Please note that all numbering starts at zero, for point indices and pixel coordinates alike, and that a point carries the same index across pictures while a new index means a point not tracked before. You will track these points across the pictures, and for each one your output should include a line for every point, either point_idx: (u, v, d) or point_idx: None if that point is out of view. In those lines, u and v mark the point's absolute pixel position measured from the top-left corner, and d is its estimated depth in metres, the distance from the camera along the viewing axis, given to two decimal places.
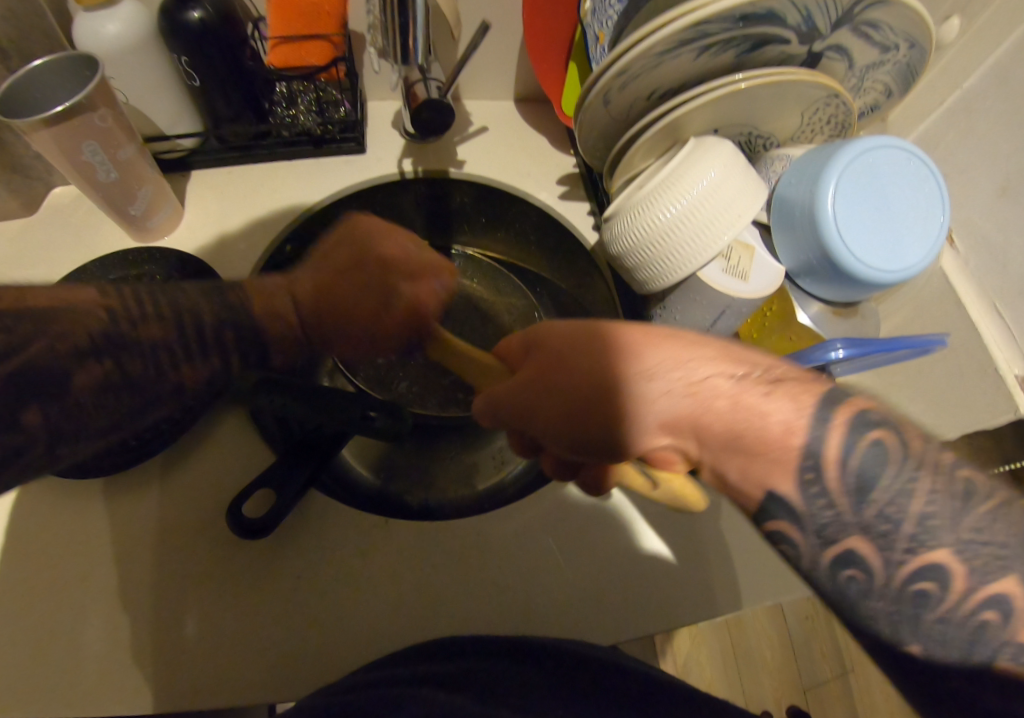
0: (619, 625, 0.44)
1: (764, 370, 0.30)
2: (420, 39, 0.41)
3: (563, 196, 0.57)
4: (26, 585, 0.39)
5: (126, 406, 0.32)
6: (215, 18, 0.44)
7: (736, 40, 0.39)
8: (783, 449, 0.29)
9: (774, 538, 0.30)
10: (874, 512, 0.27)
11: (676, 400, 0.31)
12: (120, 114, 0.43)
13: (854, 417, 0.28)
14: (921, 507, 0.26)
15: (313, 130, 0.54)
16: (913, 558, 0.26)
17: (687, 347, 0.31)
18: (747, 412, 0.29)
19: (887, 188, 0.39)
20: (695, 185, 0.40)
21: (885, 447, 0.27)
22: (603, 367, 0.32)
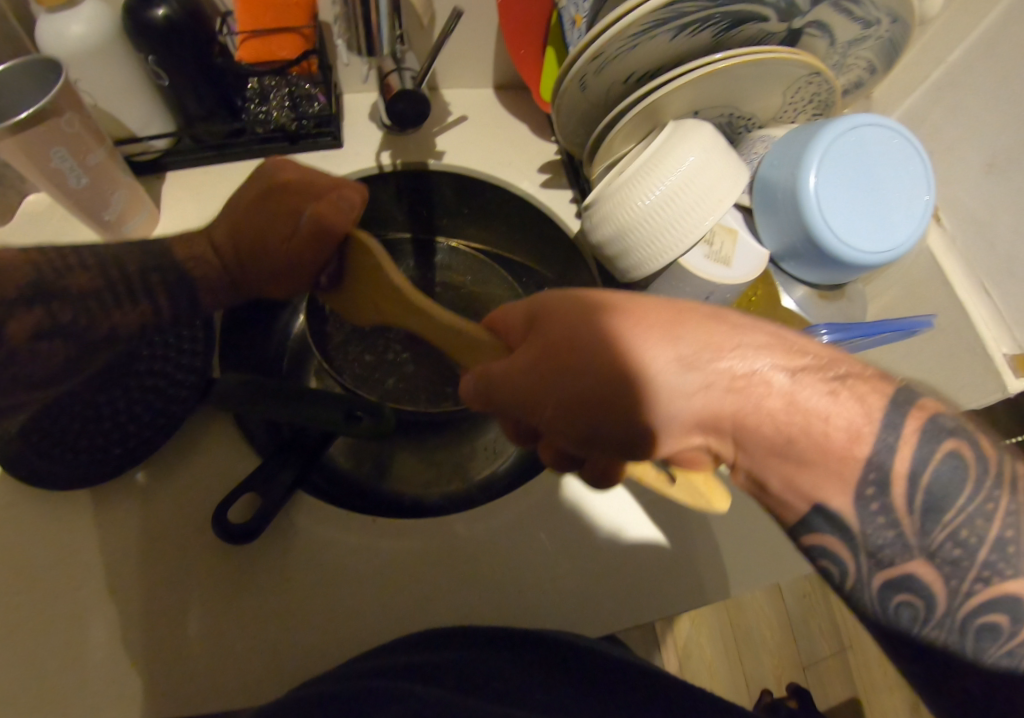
0: (609, 613, 0.44)
1: (818, 364, 0.29)
2: (384, 22, 0.40)
3: (546, 184, 0.56)
4: (17, 596, 0.39)
5: (65, 354, 0.35)
6: (180, 14, 0.43)
7: (713, 19, 0.38)
8: (843, 461, 0.28)
9: (816, 554, 0.31)
10: (946, 536, 0.27)
11: (720, 395, 0.30)
12: (87, 117, 0.42)
13: (928, 426, 0.27)
14: (999, 532, 0.26)
15: (288, 126, 0.53)
16: (986, 588, 0.26)
17: (730, 342, 0.30)
18: (804, 412, 0.29)
19: (877, 166, 0.38)
20: (674, 170, 0.39)
21: (961, 461, 0.27)
22: (645, 341, 0.32)
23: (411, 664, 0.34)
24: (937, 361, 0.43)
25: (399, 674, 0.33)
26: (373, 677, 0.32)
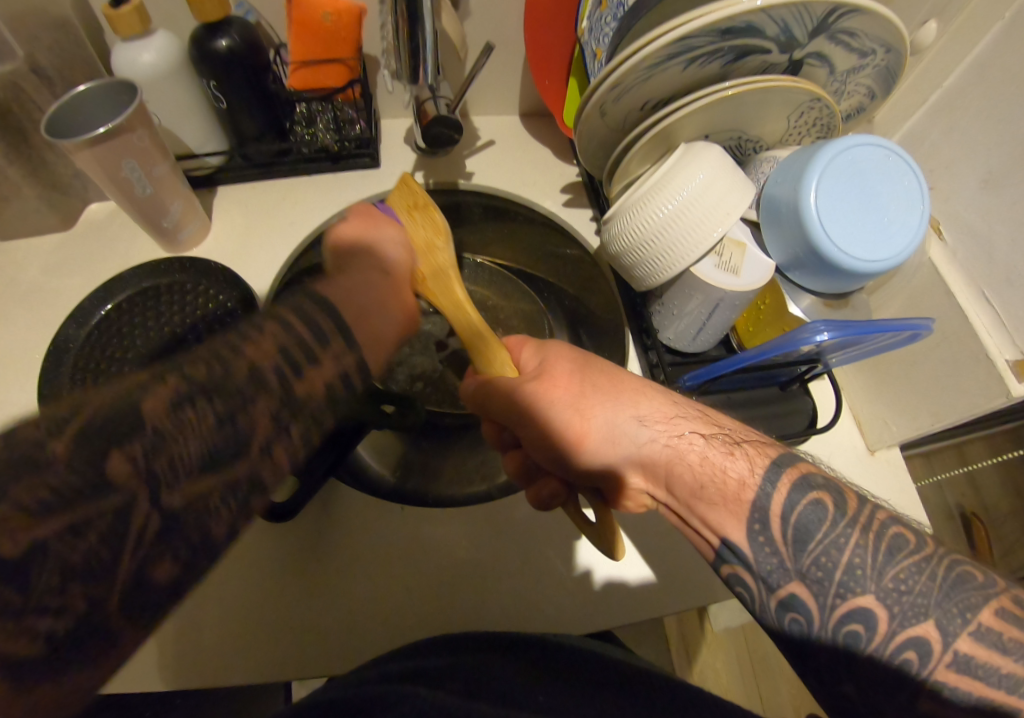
0: (620, 612, 0.45)
1: (729, 434, 0.36)
2: (429, 63, 0.45)
3: (568, 203, 0.59)
4: None
5: (213, 419, 0.30)
6: (241, 45, 0.48)
7: (720, 51, 0.42)
8: (737, 501, 0.34)
9: (732, 581, 0.35)
10: (808, 561, 0.32)
11: (660, 446, 0.37)
12: (155, 133, 0.47)
13: (798, 479, 0.34)
14: (849, 558, 0.31)
15: (331, 147, 0.58)
16: (844, 603, 0.31)
17: (668, 412, 0.38)
18: (712, 466, 0.35)
19: (865, 188, 0.41)
20: (686, 185, 0.42)
21: (822, 507, 0.32)
22: (609, 402, 0.38)
23: (417, 672, 0.35)
24: (941, 367, 0.45)
25: (408, 681, 0.34)
26: (380, 683, 0.34)
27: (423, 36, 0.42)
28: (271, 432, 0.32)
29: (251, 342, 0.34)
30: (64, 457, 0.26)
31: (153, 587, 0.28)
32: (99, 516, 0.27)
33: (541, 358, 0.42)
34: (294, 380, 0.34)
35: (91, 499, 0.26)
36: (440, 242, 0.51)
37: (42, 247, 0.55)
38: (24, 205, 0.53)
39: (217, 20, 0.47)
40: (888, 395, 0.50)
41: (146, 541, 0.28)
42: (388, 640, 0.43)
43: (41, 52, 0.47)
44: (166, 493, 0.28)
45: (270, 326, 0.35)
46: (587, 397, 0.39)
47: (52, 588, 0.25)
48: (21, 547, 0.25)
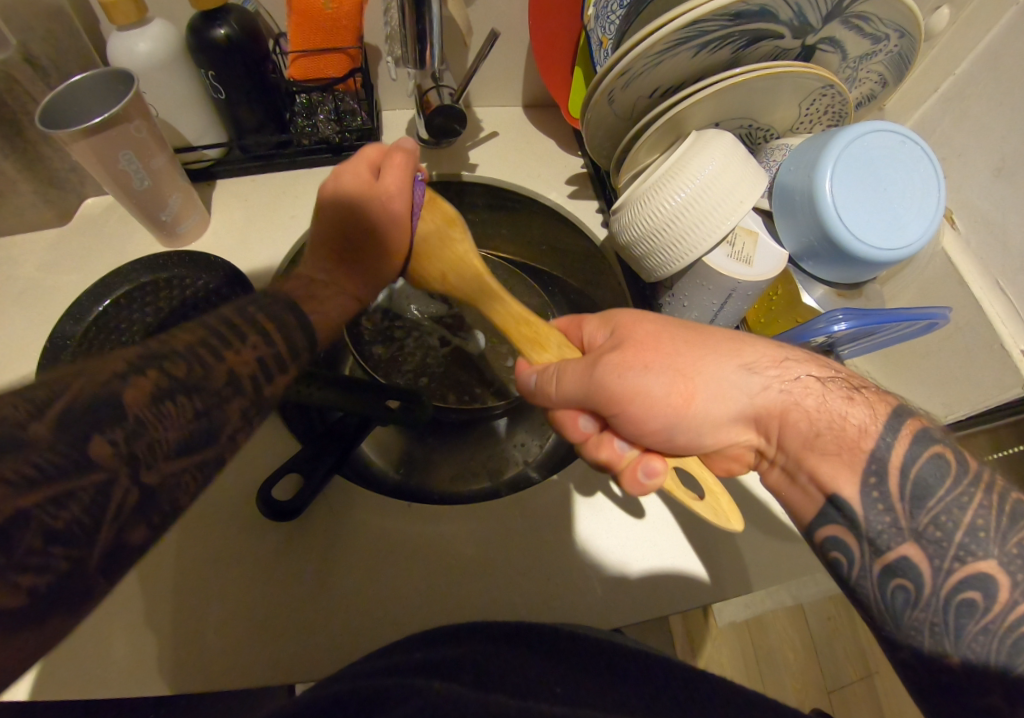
0: (628, 608, 0.44)
1: (845, 379, 0.35)
2: (437, 47, 0.44)
3: (573, 195, 0.58)
4: None
5: (189, 410, 0.32)
6: (239, 33, 0.47)
7: (731, 37, 0.41)
8: (854, 451, 0.33)
9: (828, 545, 0.34)
10: (927, 521, 0.31)
11: (774, 392, 0.35)
12: (153, 125, 0.46)
13: (918, 432, 0.33)
14: (972, 519, 0.30)
15: (332, 139, 0.56)
16: (962, 567, 0.30)
17: (779, 364, 0.36)
18: (830, 410, 0.34)
19: (883, 168, 0.40)
20: (699, 172, 0.41)
21: (944, 462, 0.32)
22: (712, 357, 0.37)
23: (428, 660, 0.34)
24: (954, 357, 0.45)
25: (419, 669, 0.33)
26: (390, 673, 0.33)
27: (428, 22, 0.41)
28: (240, 425, 0.35)
29: (230, 347, 0.35)
30: (47, 441, 0.25)
31: (131, 549, 0.28)
32: (85, 489, 0.26)
33: (613, 326, 0.40)
34: (265, 379, 0.37)
35: (73, 477, 0.26)
36: (455, 231, 0.47)
37: (38, 242, 0.54)
38: (20, 201, 0.51)
39: (213, 8, 0.45)
40: (900, 386, 0.50)
41: (126, 511, 0.28)
42: (392, 633, 0.42)
43: (34, 42, 0.46)
44: (146, 471, 0.29)
45: (254, 337, 0.37)
46: (683, 355, 0.37)
47: (36, 549, 0.24)
48: (5, 516, 0.23)
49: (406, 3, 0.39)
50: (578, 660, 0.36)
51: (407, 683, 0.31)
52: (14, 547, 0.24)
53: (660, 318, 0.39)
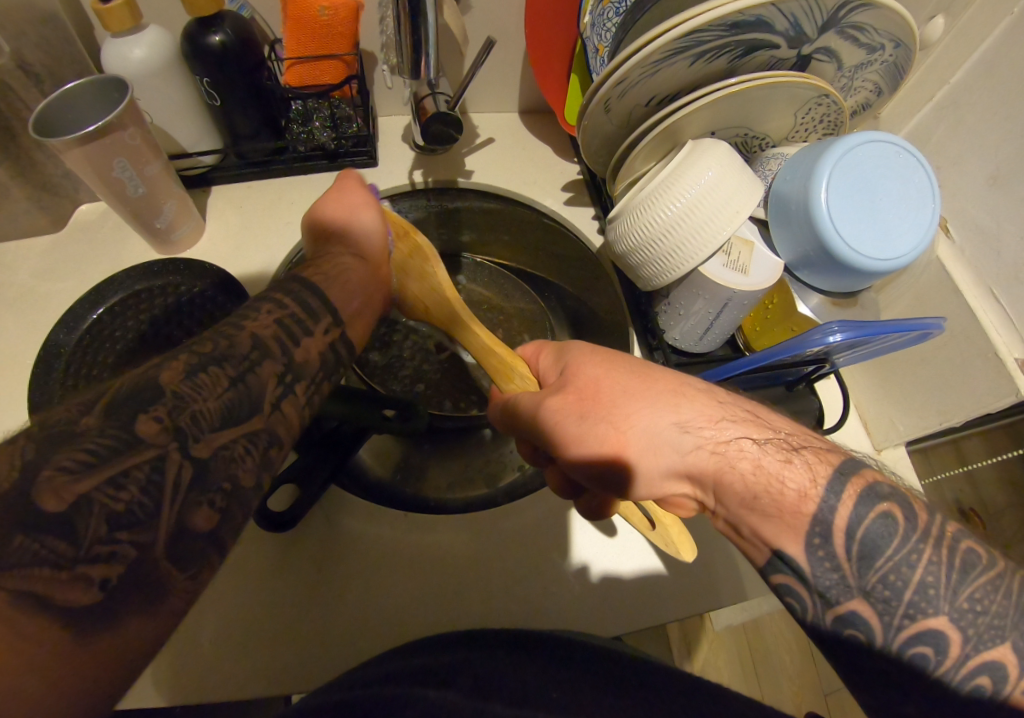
0: (621, 617, 0.44)
1: (788, 439, 0.34)
2: (433, 54, 0.43)
3: (569, 202, 0.58)
4: None
5: (224, 378, 0.32)
6: (235, 40, 0.47)
7: (728, 46, 0.41)
8: (795, 515, 0.32)
9: (782, 590, 0.33)
10: (875, 579, 0.30)
11: (705, 453, 0.34)
12: (147, 132, 0.45)
13: (863, 490, 0.32)
14: (922, 576, 0.30)
15: (328, 145, 0.56)
16: (911, 624, 0.29)
17: (719, 419, 0.35)
18: (769, 475, 0.33)
19: (878, 179, 0.40)
20: (694, 182, 0.41)
21: (891, 521, 0.31)
22: (645, 407, 0.36)
23: (425, 669, 0.34)
24: (949, 365, 0.45)
25: (417, 678, 0.33)
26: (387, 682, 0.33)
27: (424, 30, 0.41)
28: (279, 390, 0.35)
29: (251, 318, 0.36)
30: (97, 428, 0.27)
31: (195, 534, 0.28)
32: (138, 469, 0.27)
33: (562, 366, 0.41)
34: (292, 344, 0.37)
35: (128, 456, 0.27)
36: (429, 266, 0.49)
37: (32, 249, 0.53)
38: (13, 206, 0.51)
39: (210, 15, 0.45)
40: (896, 393, 0.50)
41: (183, 490, 0.28)
42: (386, 641, 0.42)
43: (28, 48, 0.45)
44: (194, 443, 0.29)
45: (268, 305, 0.38)
46: (618, 405, 0.36)
47: (102, 539, 0.25)
48: (66, 502, 0.24)
49: (404, 10, 0.39)
50: (574, 663, 0.36)
51: (404, 693, 0.31)
52: (80, 540, 0.24)
53: (607, 357, 0.39)
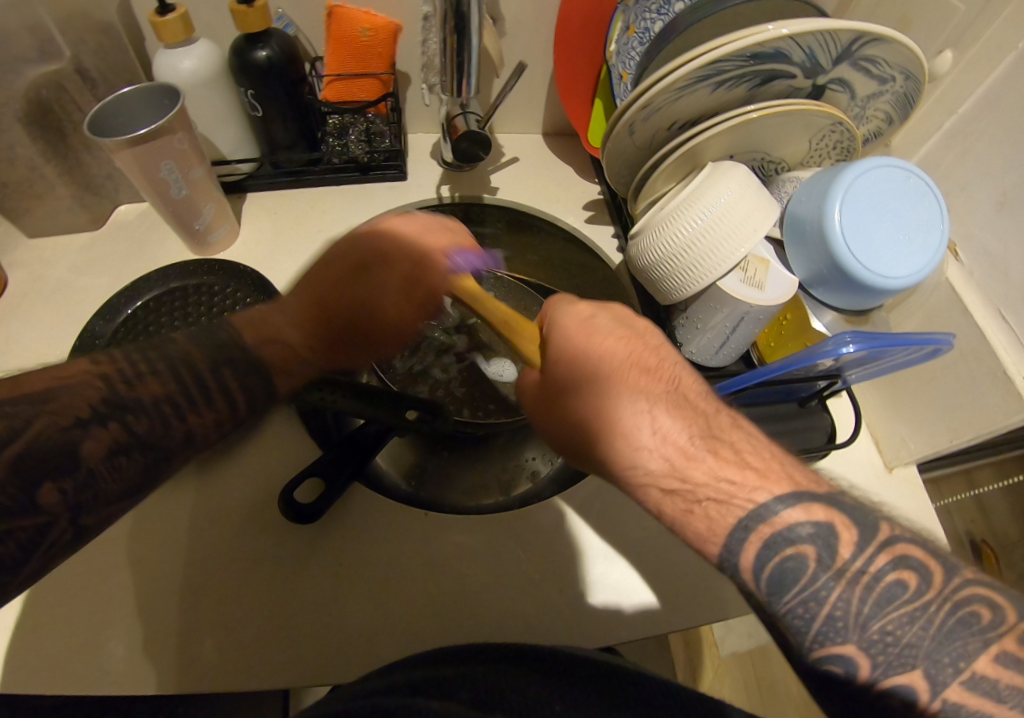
0: (628, 628, 0.44)
1: (701, 489, 0.31)
2: (473, 78, 0.46)
3: (590, 220, 0.60)
4: (86, 571, 0.41)
5: (140, 464, 0.35)
6: (280, 55, 0.50)
7: (747, 76, 0.44)
8: (697, 551, 0.32)
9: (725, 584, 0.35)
10: (784, 608, 0.30)
11: (621, 485, 0.34)
12: (194, 138, 0.48)
13: (769, 538, 0.30)
14: (829, 610, 0.29)
15: (360, 158, 0.58)
16: (822, 648, 0.29)
17: (627, 461, 0.33)
18: (671, 519, 0.32)
19: (861, 197, 0.42)
20: (715, 201, 0.43)
21: (803, 560, 0.29)
22: (576, 437, 0.36)
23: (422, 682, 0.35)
24: (960, 383, 0.46)
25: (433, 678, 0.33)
26: (389, 693, 0.33)
27: (468, 52, 0.43)
28: (199, 437, 0.37)
29: (159, 348, 0.36)
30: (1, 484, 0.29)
31: None
32: (29, 530, 0.30)
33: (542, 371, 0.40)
34: (183, 404, 0.36)
35: (24, 517, 0.30)
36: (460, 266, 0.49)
37: (70, 246, 0.56)
38: (57, 204, 0.54)
39: (258, 32, 0.48)
40: (907, 411, 0.51)
41: (58, 545, 0.32)
42: (394, 643, 0.42)
43: (86, 55, 0.49)
44: (85, 515, 0.32)
45: (161, 368, 0.36)
46: (558, 424, 0.38)
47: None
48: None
49: (450, 33, 0.42)
50: (572, 671, 0.37)
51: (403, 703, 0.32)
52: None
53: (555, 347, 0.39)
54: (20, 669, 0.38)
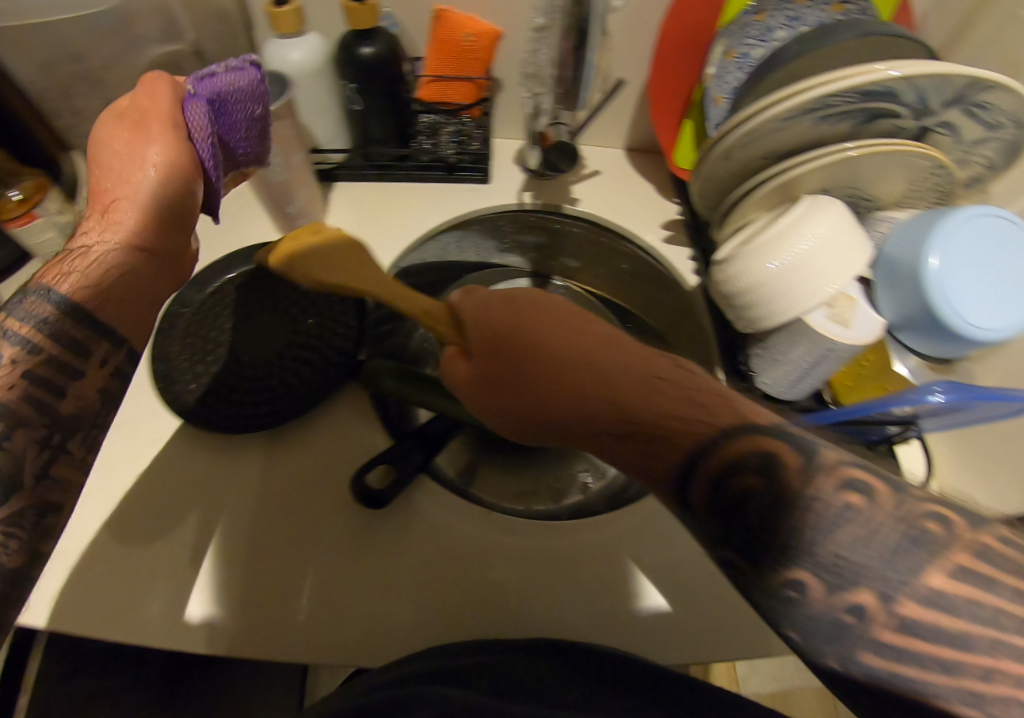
0: (661, 646, 0.42)
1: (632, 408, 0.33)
2: (586, 90, 0.47)
3: (668, 240, 0.59)
4: (152, 527, 0.43)
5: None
6: (383, 52, 0.51)
7: (854, 113, 0.44)
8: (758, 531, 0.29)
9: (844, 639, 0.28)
10: (906, 609, 0.25)
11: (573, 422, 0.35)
12: (296, 126, 0.49)
13: (722, 470, 0.29)
14: (954, 600, 0.25)
15: (449, 159, 0.59)
16: (956, 654, 0.24)
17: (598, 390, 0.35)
18: (632, 454, 0.33)
19: (967, 240, 0.41)
20: (807, 238, 0.42)
21: (928, 539, 0.26)
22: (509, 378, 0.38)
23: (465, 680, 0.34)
24: None
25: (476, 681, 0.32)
26: None
27: (586, 66, 0.44)
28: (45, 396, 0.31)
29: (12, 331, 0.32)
30: None
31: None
32: None
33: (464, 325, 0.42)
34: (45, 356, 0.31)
35: None
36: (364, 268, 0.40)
37: None
38: None
39: (366, 29, 0.50)
40: (986, 468, 0.49)
41: None
42: (436, 636, 0.41)
43: None
44: None
45: None
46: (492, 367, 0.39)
47: None
48: None
49: (575, 41, 0.43)
50: (600, 682, 0.36)
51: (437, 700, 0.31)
52: None
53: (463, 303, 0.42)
54: (68, 608, 0.40)
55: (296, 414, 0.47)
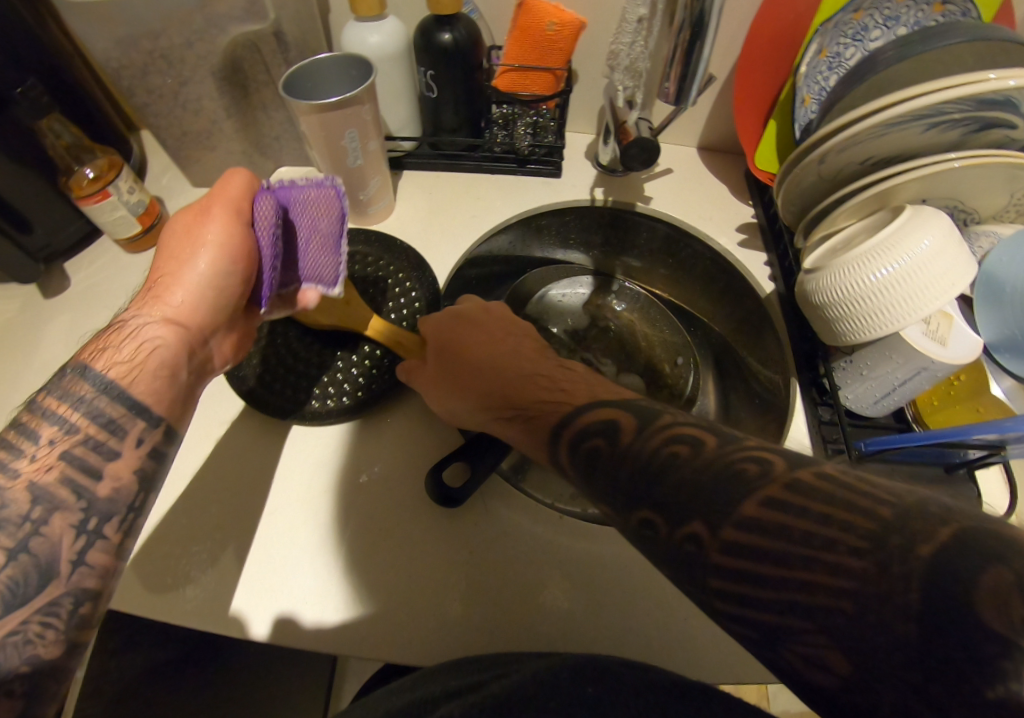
0: (735, 669, 0.40)
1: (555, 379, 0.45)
2: (693, 85, 0.44)
3: (743, 244, 0.58)
4: (214, 507, 0.43)
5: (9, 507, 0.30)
6: (463, 38, 0.50)
7: (963, 121, 0.42)
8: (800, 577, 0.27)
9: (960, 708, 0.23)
10: None
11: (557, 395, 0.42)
12: (377, 111, 0.48)
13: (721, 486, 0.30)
14: None
15: (521, 150, 0.58)
16: None
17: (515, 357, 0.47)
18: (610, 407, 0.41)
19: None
20: (911, 251, 0.40)
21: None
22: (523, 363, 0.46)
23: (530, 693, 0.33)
24: None
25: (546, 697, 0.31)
26: None
27: (694, 61, 0.42)
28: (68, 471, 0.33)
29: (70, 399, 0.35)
30: None
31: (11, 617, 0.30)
32: None
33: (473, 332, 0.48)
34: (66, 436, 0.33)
35: None
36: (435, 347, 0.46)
37: None
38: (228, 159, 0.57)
39: (448, 14, 0.49)
40: None
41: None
42: (494, 641, 0.39)
43: (285, 21, 0.50)
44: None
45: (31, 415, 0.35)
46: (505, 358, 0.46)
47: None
48: None
49: (687, 31, 0.41)
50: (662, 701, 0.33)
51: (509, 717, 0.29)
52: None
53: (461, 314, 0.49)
54: (126, 589, 0.40)
55: (365, 407, 0.47)
